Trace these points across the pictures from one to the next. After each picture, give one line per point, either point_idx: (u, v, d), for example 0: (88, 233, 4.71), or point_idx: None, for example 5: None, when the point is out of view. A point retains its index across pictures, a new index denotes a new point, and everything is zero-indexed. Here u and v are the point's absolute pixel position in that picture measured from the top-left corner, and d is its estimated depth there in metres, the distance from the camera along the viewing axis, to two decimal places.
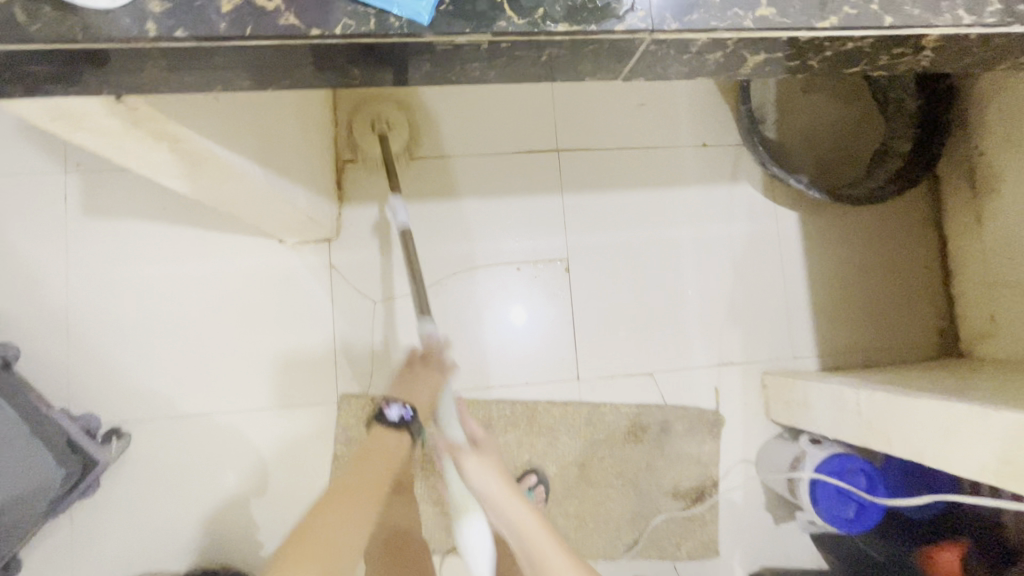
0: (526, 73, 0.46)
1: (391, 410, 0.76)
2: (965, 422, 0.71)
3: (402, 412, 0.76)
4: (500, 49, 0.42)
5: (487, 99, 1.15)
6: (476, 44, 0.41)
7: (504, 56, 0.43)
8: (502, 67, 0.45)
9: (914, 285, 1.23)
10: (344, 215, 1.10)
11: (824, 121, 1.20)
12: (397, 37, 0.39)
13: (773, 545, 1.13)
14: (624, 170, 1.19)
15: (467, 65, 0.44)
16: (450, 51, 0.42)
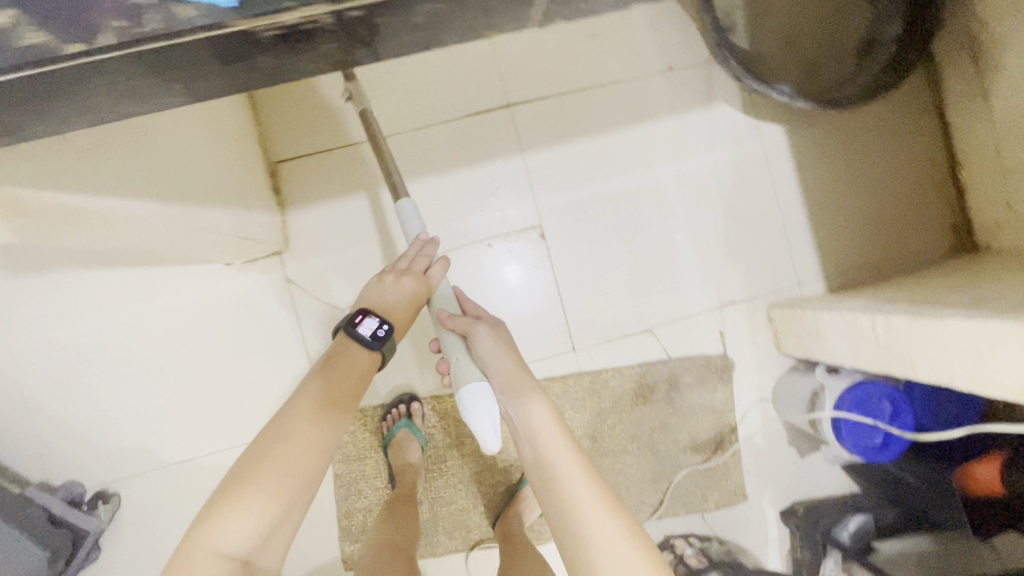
0: (407, 44, 0.36)
1: (363, 324, 0.66)
2: (1002, 342, 0.64)
3: (376, 328, 0.66)
4: (354, 21, 0.31)
5: (420, 61, 1.02)
6: (315, 21, 0.30)
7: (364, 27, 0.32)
8: (371, 42, 0.34)
9: (920, 184, 1.13)
10: (290, 222, 1.00)
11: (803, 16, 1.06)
12: (193, 34, 0.28)
13: (800, 479, 1.09)
14: (588, 113, 1.06)
15: (323, 51, 0.33)
16: (289, 38, 0.31)
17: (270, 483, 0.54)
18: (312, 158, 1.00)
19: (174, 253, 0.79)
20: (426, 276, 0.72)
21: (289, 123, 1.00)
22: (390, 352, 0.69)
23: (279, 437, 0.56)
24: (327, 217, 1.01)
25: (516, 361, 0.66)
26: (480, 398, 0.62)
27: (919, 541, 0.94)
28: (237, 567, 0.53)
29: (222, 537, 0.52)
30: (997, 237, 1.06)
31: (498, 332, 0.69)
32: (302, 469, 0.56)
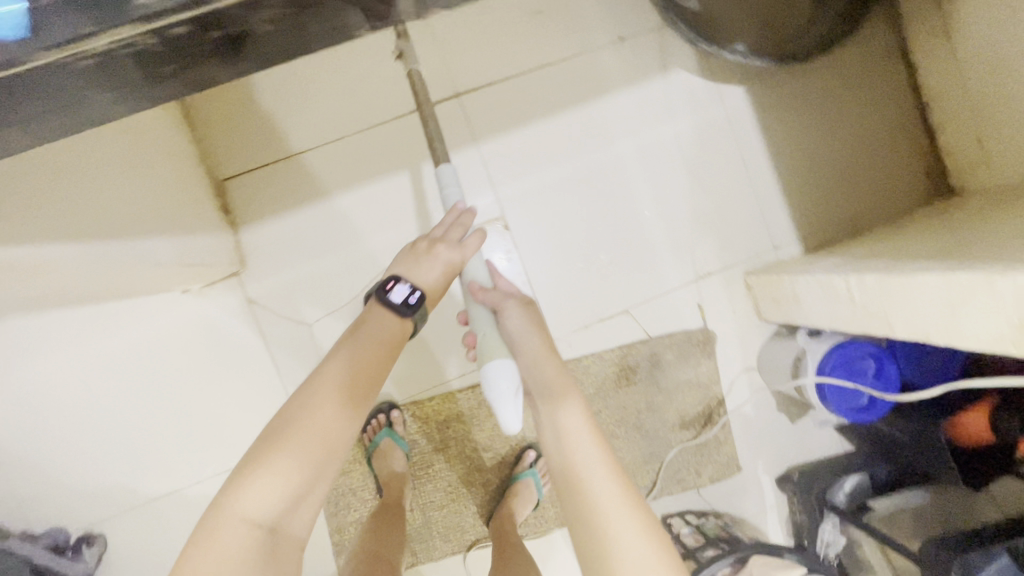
0: (235, 58, 0.40)
1: (395, 291, 0.63)
2: (972, 292, 0.61)
3: (409, 295, 0.63)
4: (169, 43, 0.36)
5: (359, 59, 0.98)
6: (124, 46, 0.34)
7: (181, 47, 0.37)
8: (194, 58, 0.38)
9: (889, 132, 1.10)
10: (244, 241, 0.97)
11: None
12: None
13: (793, 444, 1.08)
14: (539, 94, 1.02)
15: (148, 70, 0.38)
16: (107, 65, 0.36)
17: (302, 445, 0.52)
18: (259, 173, 0.97)
19: (110, 288, 0.77)
20: (461, 244, 0.68)
21: (229, 139, 0.96)
22: (421, 321, 0.66)
23: (311, 399, 0.54)
24: (282, 232, 0.98)
25: (550, 357, 0.67)
26: (505, 375, 0.62)
27: (918, 497, 0.93)
28: (265, 534, 0.50)
29: (249, 501, 0.49)
30: (971, 178, 1.03)
31: (528, 311, 0.70)
32: (334, 432, 0.53)
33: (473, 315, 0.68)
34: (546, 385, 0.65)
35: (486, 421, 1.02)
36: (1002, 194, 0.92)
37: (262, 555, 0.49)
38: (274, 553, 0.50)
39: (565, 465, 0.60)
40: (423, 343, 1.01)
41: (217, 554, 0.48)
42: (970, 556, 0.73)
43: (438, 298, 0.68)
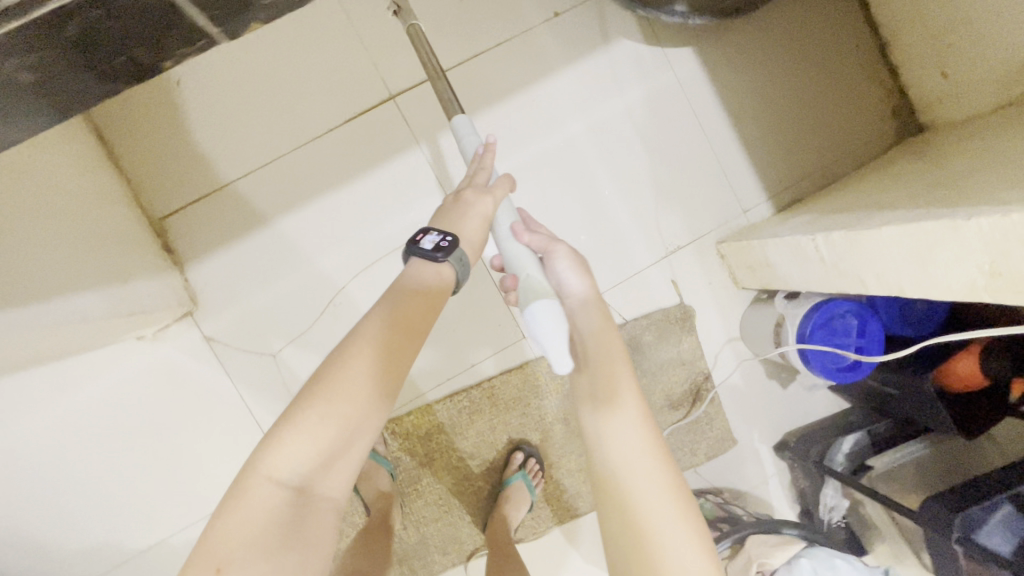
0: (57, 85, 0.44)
1: (424, 239, 0.61)
2: (939, 240, 0.57)
3: (440, 240, 0.60)
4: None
5: (285, 73, 0.93)
6: None
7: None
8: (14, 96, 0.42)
9: (850, 74, 1.05)
10: (192, 278, 0.94)
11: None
12: None
13: (787, 409, 1.05)
14: (478, 84, 0.97)
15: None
16: None
17: (328, 407, 0.49)
18: (198, 206, 0.93)
19: (43, 348, 0.74)
20: (490, 190, 0.67)
21: (161, 175, 0.92)
22: (461, 269, 0.61)
23: (338, 362, 0.51)
24: (231, 263, 0.94)
25: (602, 315, 0.61)
26: (550, 314, 0.56)
27: (913, 449, 0.93)
28: (291, 497, 0.48)
29: (275, 461, 0.48)
30: (941, 111, 0.98)
31: (577, 257, 0.65)
32: (361, 397, 0.50)
33: (515, 257, 0.63)
34: (600, 360, 0.58)
35: (470, 427, 1.00)
36: (974, 124, 0.88)
37: (286, 519, 0.47)
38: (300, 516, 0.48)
39: (614, 460, 0.54)
40: None
41: (241, 514, 0.46)
42: (972, 512, 0.70)
43: (479, 251, 0.64)
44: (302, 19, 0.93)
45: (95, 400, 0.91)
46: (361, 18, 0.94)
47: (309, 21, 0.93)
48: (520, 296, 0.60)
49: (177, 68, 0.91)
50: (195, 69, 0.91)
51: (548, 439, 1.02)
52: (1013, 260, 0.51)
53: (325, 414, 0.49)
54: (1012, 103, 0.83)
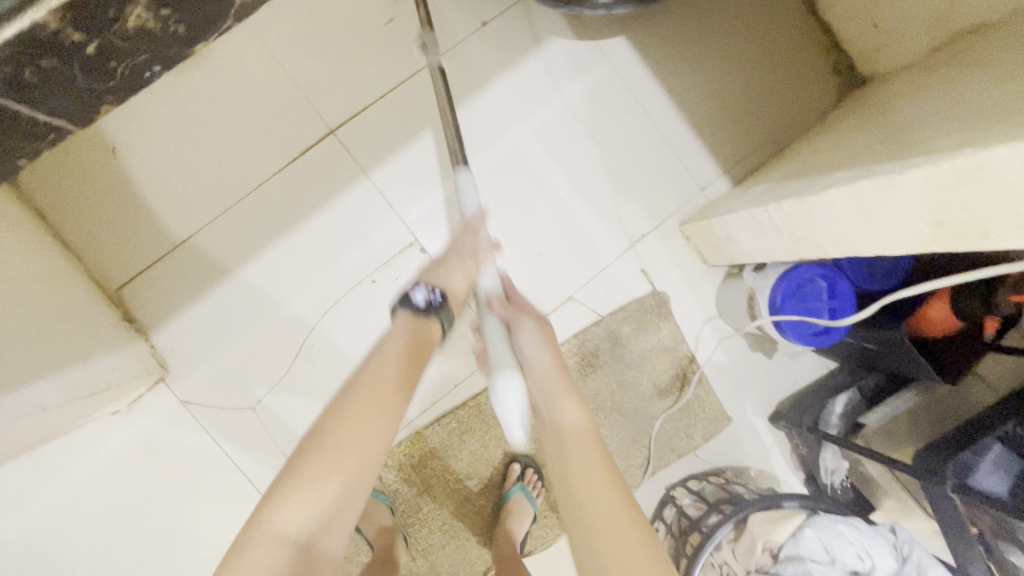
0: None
1: (415, 294, 0.64)
2: (881, 198, 0.57)
3: (431, 295, 0.63)
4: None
5: (220, 124, 0.92)
6: None
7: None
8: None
9: (786, 37, 1.04)
10: (159, 344, 0.92)
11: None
12: None
13: (776, 379, 1.05)
14: (417, 105, 0.97)
15: None
16: None
17: (331, 462, 0.51)
18: (153, 270, 0.92)
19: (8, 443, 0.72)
20: (474, 255, 0.70)
21: (110, 245, 0.91)
22: (448, 323, 0.65)
23: (337, 420, 0.53)
24: (195, 323, 0.93)
25: (561, 380, 0.65)
26: (518, 396, 0.58)
27: (904, 402, 0.93)
28: (296, 554, 0.49)
29: (283, 517, 0.49)
30: (879, 61, 0.98)
31: (543, 330, 0.68)
32: (363, 451, 0.53)
33: (486, 325, 0.65)
34: (561, 425, 0.62)
35: (462, 447, 0.99)
36: (913, 69, 0.88)
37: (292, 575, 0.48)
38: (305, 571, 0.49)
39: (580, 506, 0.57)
40: None
41: (248, 572, 0.47)
42: (966, 457, 0.70)
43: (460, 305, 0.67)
44: (229, 67, 0.91)
45: (79, 482, 0.89)
46: (289, 55, 0.93)
47: (237, 67, 0.92)
48: (490, 368, 0.62)
49: (110, 135, 0.90)
50: (128, 134, 0.90)
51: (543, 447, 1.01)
52: (952, 210, 0.50)
53: (330, 470, 0.51)
54: (946, 43, 0.83)
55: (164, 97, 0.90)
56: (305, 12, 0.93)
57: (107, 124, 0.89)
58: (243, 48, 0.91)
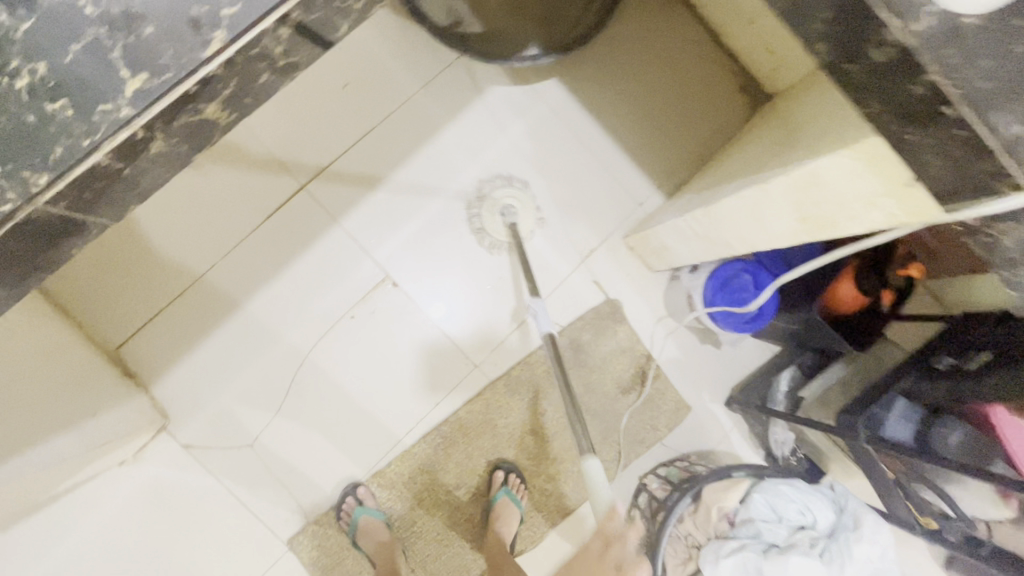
0: None
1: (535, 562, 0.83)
2: (759, 203, 0.69)
3: None
4: None
5: (202, 190, 1.02)
6: None
7: None
8: None
9: (697, 64, 1.18)
10: (158, 395, 1.00)
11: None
12: None
13: (727, 366, 1.16)
14: (377, 156, 1.08)
15: None
16: None
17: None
18: (148, 328, 1.00)
19: (27, 500, 0.79)
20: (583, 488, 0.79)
21: (108, 309, 0.99)
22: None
23: None
24: (191, 372, 1.01)
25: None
26: None
27: (837, 369, 1.01)
28: None
29: None
30: (778, 79, 1.12)
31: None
32: None
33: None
34: None
35: (448, 461, 1.07)
36: (801, 85, 1.02)
37: None
38: None
39: None
40: (364, 418, 1.05)
41: None
42: (874, 412, 0.81)
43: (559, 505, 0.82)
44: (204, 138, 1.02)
45: (95, 533, 0.96)
46: (257, 123, 1.04)
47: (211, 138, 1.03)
48: None
49: None
50: None
51: (523, 453, 1.10)
52: (808, 208, 0.62)
53: None
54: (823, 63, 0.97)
55: None
56: None
57: None
58: None
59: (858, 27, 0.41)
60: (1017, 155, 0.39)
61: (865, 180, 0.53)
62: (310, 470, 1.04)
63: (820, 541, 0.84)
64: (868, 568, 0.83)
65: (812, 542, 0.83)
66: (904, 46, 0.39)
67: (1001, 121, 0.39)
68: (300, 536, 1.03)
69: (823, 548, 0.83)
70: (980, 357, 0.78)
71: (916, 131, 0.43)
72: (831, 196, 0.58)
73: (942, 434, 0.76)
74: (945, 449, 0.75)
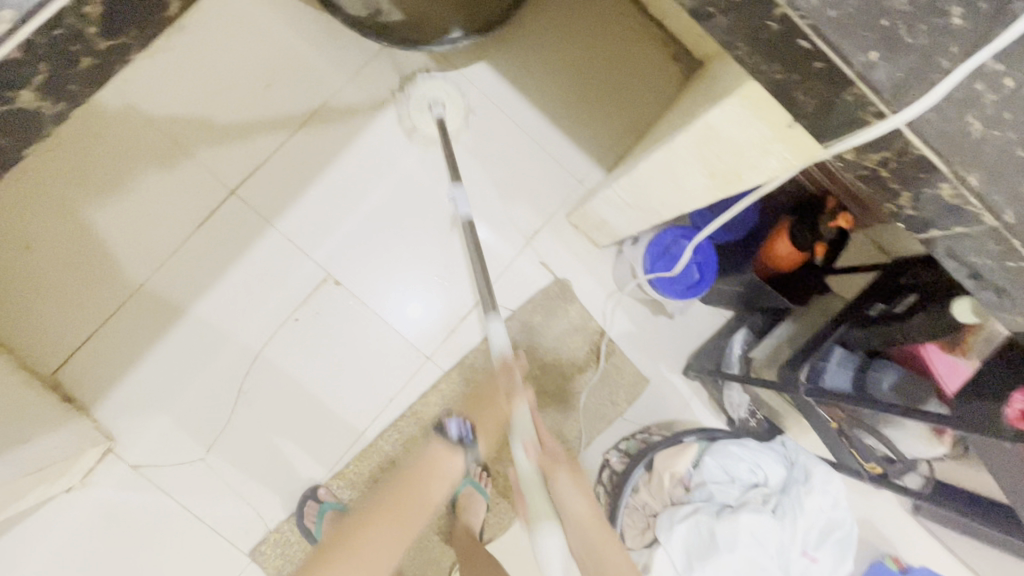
0: None
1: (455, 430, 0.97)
2: (670, 165, 0.68)
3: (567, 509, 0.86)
4: None
5: (128, 203, 1.00)
6: None
7: None
8: None
9: (625, 37, 1.17)
10: (101, 417, 0.98)
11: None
12: None
13: (681, 336, 1.16)
14: (307, 154, 1.06)
15: None
16: None
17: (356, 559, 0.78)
18: (84, 350, 0.98)
19: None
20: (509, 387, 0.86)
21: (39, 333, 0.97)
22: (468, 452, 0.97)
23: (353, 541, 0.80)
24: (133, 390, 0.99)
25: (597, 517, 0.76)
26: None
27: (785, 326, 1.00)
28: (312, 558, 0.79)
29: None
30: (707, 45, 1.11)
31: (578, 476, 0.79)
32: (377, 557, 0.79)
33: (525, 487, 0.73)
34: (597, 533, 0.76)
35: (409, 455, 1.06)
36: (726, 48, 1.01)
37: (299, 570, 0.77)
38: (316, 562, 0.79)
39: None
40: (318, 420, 1.04)
41: None
42: (815, 363, 0.82)
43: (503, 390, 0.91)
44: (126, 150, 1.00)
45: (47, 563, 0.94)
46: (180, 131, 1.02)
47: (133, 150, 1.01)
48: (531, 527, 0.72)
49: (23, 233, 0.97)
50: (40, 229, 0.97)
51: (483, 440, 1.09)
52: (713, 163, 0.62)
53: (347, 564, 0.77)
54: None
55: (70, 188, 0.99)
56: (188, 89, 1.03)
57: (19, 223, 0.97)
58: (134, 131, 1.01)
59: None
60: (873, 82, 0.39)
61: (754, 127, 0.52)
62: (268, 479, 1.03)
63: (773, 497, 0.85)
64: (820, 518, 0.84)
65: (764, 499, 0.84)
66: None
67: (853, 51, 0.39)
68: (262, 546, 1.02)
69: (775, 503, 0.84)
70: (905, 301, 0.78)
71: (781, 71, 0.43)
72: (729, 149, 0.58)
73: (876, 381, 0.76)
74: (881, 395, 0.75)
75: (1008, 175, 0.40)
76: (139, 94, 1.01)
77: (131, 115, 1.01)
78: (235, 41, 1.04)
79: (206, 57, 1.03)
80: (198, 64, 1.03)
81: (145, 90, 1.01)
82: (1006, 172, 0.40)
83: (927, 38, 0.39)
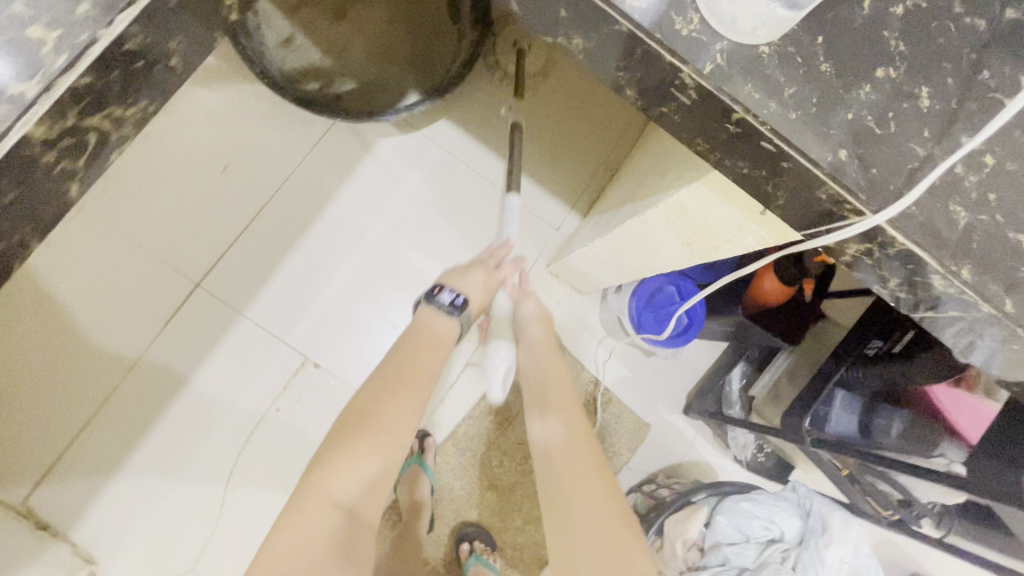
0: None
1: (443, 295, 0.76)
2: (642, 231, 0.65)
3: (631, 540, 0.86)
4: None
5: (88, 310, 0.96)
6: None
7: None
8: None
9: (581, 79, 1.14)
10: (80, 540, 0.92)
11: (377, 22, 1.00)
12: None
13: (678, 375, 1.12)
14: (271, 236, 1.02)
15: None
16: None
17: (374, 434, 0.65)
18: (54, 471, 0.93)
19: None
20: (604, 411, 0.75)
21: (5, 460, 0.91)
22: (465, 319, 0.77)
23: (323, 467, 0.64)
24: (114, 507, 0.94)
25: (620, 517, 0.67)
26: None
27: (783, 359, 0.96)
28: (346, 518, 0.63)
29: (331, 488, 0.63)
30: None
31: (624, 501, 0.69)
32: (394, 434, 0.67)
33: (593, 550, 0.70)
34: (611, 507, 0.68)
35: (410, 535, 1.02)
36: None
37: (341, 538, 0.62)
38: (355, 535, 0.64)
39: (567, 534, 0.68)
40: None
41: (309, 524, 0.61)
42: (818, 409, 0.79)
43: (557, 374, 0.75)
44: (84, 256, 0.97)
45: None
46: (137, 229, 0.98)
47: (91, 256, 0.97)
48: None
49: None
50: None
51: (486, 511, 1.05)
52: (687, 233, 0.58)
53: (371, 438, 0.65)
54: None
55: (28, 304, 0.94)
56: (142, 184, 0.99)
57: None
58: (91, 236, 0.97)
59: (656, 73, 0.37)
60: (845, 184, 0.36)
61: (725, 208, 0.49)
62: None
63: (791, 552, 0.81)
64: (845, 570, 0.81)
65: (783, 555, 0.81)
66: (702, 89, 0.36)
67: (819, 153, 0.36)
68: None
69: (794, 560, 0.80)
70: (902, 338, 0.74)
71: (747, 166, 0.40)
72: (701, 224, 0.54)
73: (882, 425, 0.74)
74: (890, 444, 0.72)
75: (1000, 261, 0.38)
76: (91, 197, 0.97)
77: (85, 220, 0.97)
78: (185, 129, 1.00)
79: (157, 150, 1.00)
80: (148, 158, 0.99)
81: (98, 192, 0.98)
82: (998, 258, 0.38)
83: (895, 125, 0.37)
